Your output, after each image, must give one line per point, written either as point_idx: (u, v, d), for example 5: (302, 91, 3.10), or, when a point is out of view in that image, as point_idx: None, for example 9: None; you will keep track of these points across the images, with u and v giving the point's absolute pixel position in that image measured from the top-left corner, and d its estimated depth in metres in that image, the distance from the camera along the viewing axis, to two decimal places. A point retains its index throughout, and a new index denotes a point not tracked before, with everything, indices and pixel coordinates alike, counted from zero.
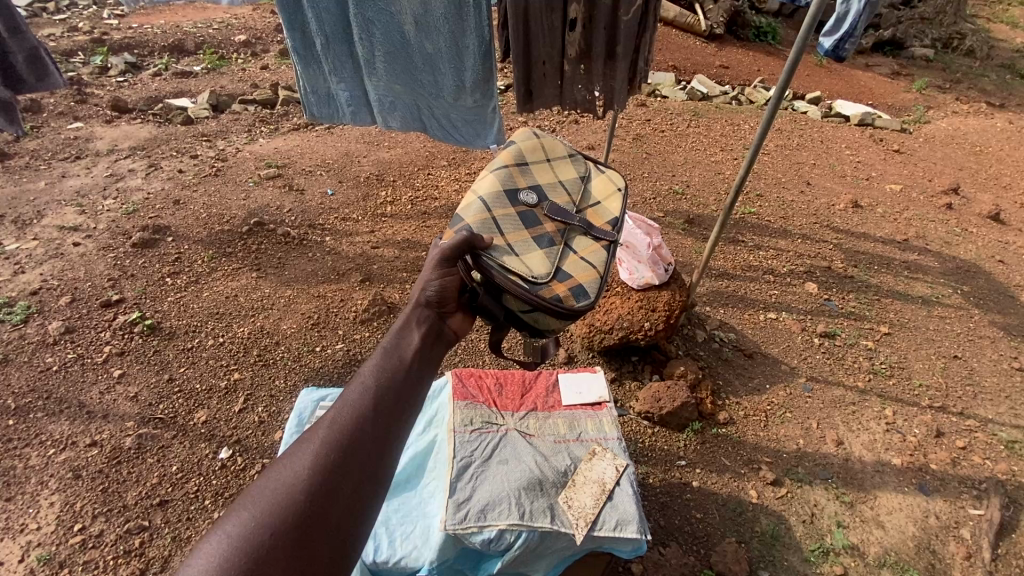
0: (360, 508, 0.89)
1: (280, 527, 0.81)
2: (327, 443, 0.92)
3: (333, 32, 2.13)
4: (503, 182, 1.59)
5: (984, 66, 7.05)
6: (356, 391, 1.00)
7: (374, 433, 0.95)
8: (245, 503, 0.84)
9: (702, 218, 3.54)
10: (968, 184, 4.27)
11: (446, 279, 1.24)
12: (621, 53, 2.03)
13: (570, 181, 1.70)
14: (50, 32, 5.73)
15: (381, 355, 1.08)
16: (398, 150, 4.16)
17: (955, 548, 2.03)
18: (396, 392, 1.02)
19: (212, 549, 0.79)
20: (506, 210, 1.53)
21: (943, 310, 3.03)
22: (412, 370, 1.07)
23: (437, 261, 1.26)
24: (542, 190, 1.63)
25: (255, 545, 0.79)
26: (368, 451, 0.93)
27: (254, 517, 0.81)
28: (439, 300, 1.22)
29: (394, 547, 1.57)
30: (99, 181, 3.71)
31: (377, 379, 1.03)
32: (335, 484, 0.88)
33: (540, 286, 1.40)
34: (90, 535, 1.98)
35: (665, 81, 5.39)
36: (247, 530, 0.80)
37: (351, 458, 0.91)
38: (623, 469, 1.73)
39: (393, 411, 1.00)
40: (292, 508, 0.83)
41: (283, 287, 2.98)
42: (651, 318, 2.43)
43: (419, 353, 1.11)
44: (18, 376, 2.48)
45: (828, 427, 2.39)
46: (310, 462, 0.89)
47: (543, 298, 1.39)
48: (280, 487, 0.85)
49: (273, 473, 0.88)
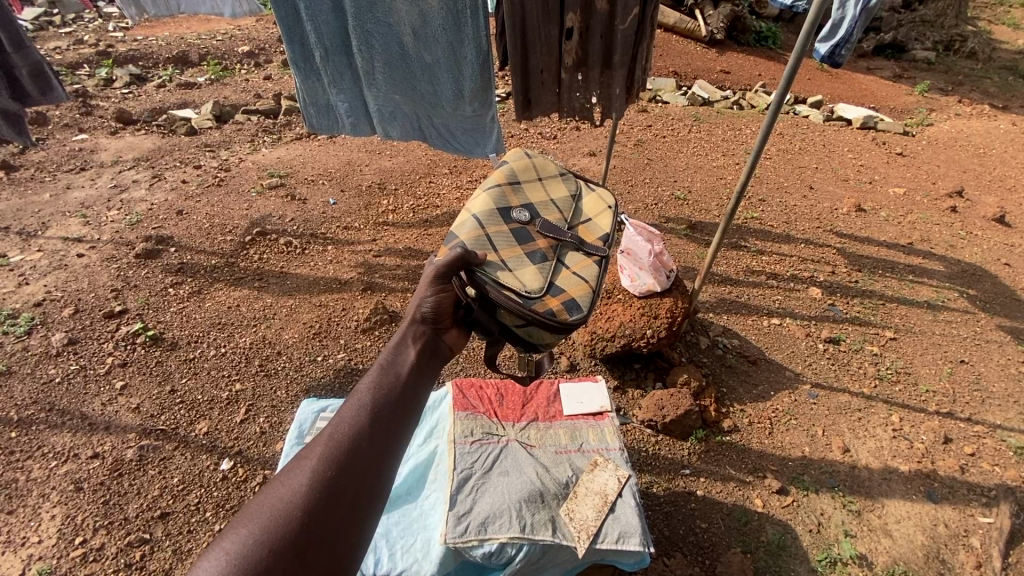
0: (355, 528, 0.87)
1: (277, 547, 0.80)
2: (325, 460, 0.91)
3: (332, 43, 2.14)
4: (495, 200, 1.59)
5: (986, 68, 7.03)
6: (354, 406, 0.99)
7: (370, 450, 0.94)
8: (241, 520, 0.83)
9: (704, 224, 3.53)
10: (972, 186, 4.25)
11: (443, 295, 1.23)
12: (618, 62, 2.04)
13: (562, 199, 1.70)
14: (56, 44, 5.78)
15: (377, 371, 1.07)
16: (400, 158, 4.18)
17: (965, 557, 2.00)
18: (393, 408, 1.01)
19: (209, 567, 0.77)
20: (500, 227, 1.52)
21: (948, 314, 3.00)
22: (408, 387, 1.07)
23: (435, 274, 1.24)
24: (534, 207, 1.62)
25: (253, 563, 0.77)
26: (366, 468, 0.92)
27: (252, 535, 0.80)
28: (434, 316, 1.21)
29: (394, 560, 1.56)
30: (103, 193, 3.73)
31: (375, 395, 1.02)
32: (332, 502, 0.87)
33: (533, 300, 1.39)
34: (90, 548, 1.97)
35: (665, 87, 5.39)
36: (245, 548, 0.79)
37: (348, 476, 0.90)
38: (626, 480, 1.71)
39: (390, 428, 0.99)
40: (290, 525, 0.82)
41: (285, 296, 2.99)
42: (653, 325, 2.41)
43: (416, 369, 1.11)
44: (20, 388, 2.48)
45: (834, 435, 2.36)
46: (308, 479, 0.88)
47: (537, 312, 1.38)
48: (278, 505, 0.84)
49: (268, 491, 0.87)
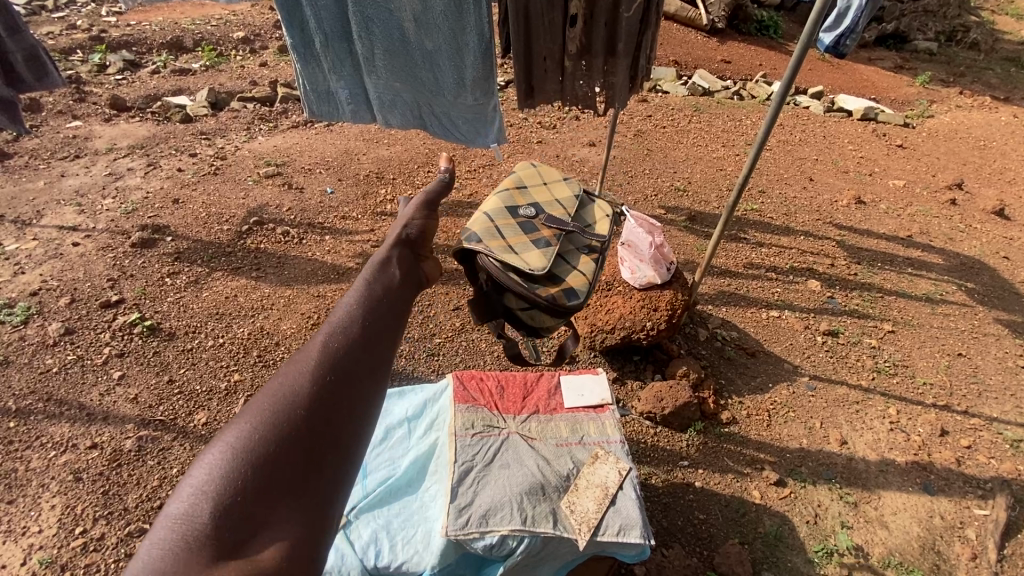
0: (368, 413, 0.77)
1: (280, 438, 0.71)
2: (324, 349, 0.80)
3: (332, 30, 2.11)
4: (500, 199, 1.59)
5: (989, 60, 6.99)
6: (352, 300, 0.90)
7: (376, 332, 0.83)
8: (244, 418, 0.75)
9: (704, 216, 3.52)
10: (972, 178, 4.25)
11: (430, 220, 1.17)
12: (623, 50, 2.01)
13: (566, 200, 1.69)
14: (49, 29, 5.68)
15: (372, 268, 0.97)
16: (398, 147, 4.14)
17: (960, 548, 2.02)
18: (392, 296, 0.90)
19: (212, 460, 0.70)
20: (506, 220, 1.52)
21: (946, 307, 3.01)
22: (406, 279, 0.96)
23: (417, 206, 1.20)
24: (539, 206, 1.62)
25: (259, 454, 0.69)
26: (373, 358, 0.82)
27: (255, 428, 0.72)
28: (423, 230, 1.12)
29: (395, 552, 1.57)
30: (98, 181, 3.69)
31: (373, 290, 0.92)
32: (341, 390, 0.77)
33: (536, 283, 1.40)
34: (90, 538, 1.97)
35: (666, 76, 5.34)
36: (249, 442, 0.71)
37: (351, 362, 0.79)
38: (626, 473, 1.71)
39: (394, 319, 0.88)
40: (294, 414, 0.73)
41: (283, 286, 2.97)
42: (653, 317, 2.41)
43: (415, 272, 1.01)
44: (17, 377, 2.47)
45: (831, 427, 2.38)
46: (310, 371, 0.79)
47: (539, 295, 1.39)
48: (280, 397, 0.75)
49: (270, 388, 0.78)
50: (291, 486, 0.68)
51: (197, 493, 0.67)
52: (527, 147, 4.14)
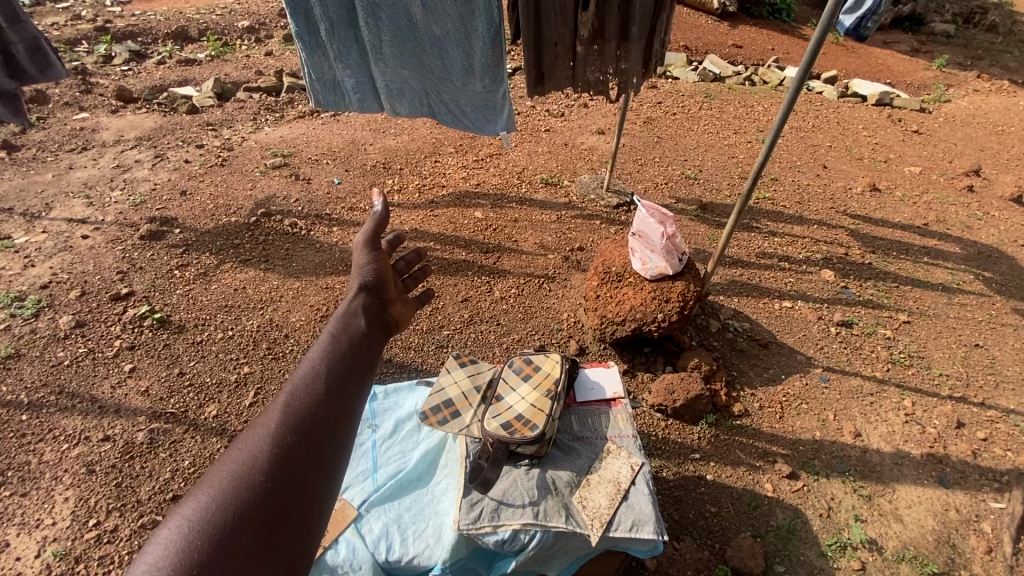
0: (324, 486, 0.81)
1: (241, 512, 0.74)
2: (283, 423, 0.84)
3: (337, 16, 2.07)
4: (470, 385, 1.90)
5: (1007, 42, 6.82)
6: (303, 370, 0.92)
7: (331, 407, 0.87)
8: (202, 488, 0.77)
9: (715, 205, 3.47)
10: (989, 165, 4.15)
11: (383, 263, 1.16)
12: (637, 34, 1.95)
13: (531, 363, 1.91)
14: (54, 21, 5.66)
15: (330, 334, 0.99)
16: (405, 137, 4.10)
17: (975, 542, 2.00)
18: (347, 365, 0.94)
19: (168, 536, 0.71)
20: (471, 400, 1.84)
21: (964, 297, 2.95)
22: (363, 344, 1.00)
23: (364, 245, 1.17)
24: (501, 377, 1.89)
25: (218, 529, 0.72)
26: (327, 430, 0.85)
27: (212, 500, 0.75)
28: (378, 282, 1.14)
29: (406, 546, 1.58)
30: (106, 173, 3.70)
31: (326, 356, 0.94)
32: (296, 465, 0.80)
33: (501, 435, 1.66)
34: (104, 530, 1.99)
35: (676, 62, 5.24)
36: (206, 515, 0.73)
37: (309, 435, 0.84)
38: (639, 468, 1.68)
39: (347, 386, 0.91)
40: (251, 490, 0.76)
41: (291, 278, 2.96)
42: (664, 309, 2.38)
43: (369, 332, 1.03)
44: (30, 370, 2.48)
45: (845, 419, 2.35)
46: (266, 444, 0.81)
47: (505, 442, 1.64)
48: (236, 470, 0.78)
49: (224, 461, 0.81)
50: (246, 563, 0.71)
51: (153, 570, 0.68)
52: (535, 136, 4.09)
